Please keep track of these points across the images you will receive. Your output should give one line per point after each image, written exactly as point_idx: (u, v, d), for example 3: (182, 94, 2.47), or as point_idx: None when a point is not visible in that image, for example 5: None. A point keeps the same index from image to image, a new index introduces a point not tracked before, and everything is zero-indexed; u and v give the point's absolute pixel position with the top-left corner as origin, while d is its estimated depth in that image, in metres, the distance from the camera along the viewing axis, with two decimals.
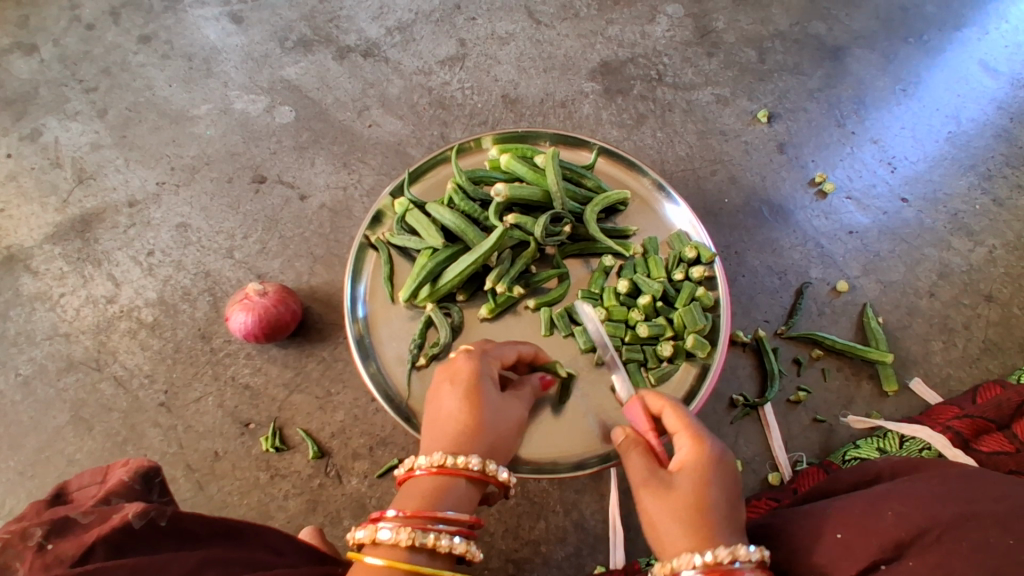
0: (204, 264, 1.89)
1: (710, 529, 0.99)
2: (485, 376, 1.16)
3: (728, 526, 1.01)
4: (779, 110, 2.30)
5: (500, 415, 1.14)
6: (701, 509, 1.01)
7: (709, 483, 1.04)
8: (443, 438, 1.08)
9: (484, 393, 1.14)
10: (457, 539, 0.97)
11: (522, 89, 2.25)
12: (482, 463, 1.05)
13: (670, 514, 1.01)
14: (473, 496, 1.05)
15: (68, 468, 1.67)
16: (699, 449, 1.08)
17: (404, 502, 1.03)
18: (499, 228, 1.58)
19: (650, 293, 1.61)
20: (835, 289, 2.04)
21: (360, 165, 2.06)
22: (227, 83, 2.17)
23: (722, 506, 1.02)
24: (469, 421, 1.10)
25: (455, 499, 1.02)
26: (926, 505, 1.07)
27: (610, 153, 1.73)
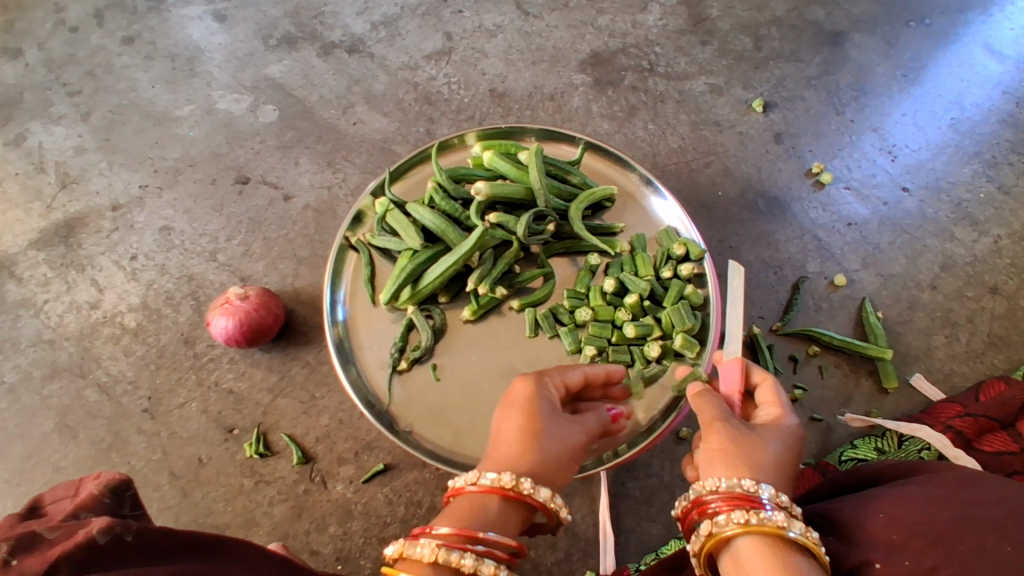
0: (188, 267, 1.87)
1: (764, 472, 0.98)
2: (540, 403, 1.12)
3: (783, 480, 0.99)
4: (775, 99, 2.24)
5: (556, 442, 1.09)
6: (765, 461, 0.99)
7: (776, 441, 1.02)
8: (498, 459, 1.07)
9: (540, 418, 1.10)
10: (492, 562, 0.94)
11: (510, 83, 2.21)
12: (525, 485, 1.01)
13: (732, 451, 0.99)
14: (518, 522, 1.02)
15: (53, 476, 1.67)
16: (779, 416, 1.07)
17: (448, 516, 1.01)
18: (480, 227, 1.54)
19: (637, 292, 1.57)
20: (833, 283, 1.99)
21: (345, 164, 2.02)
22: (211, 83, 2.14)
23: (784, 463, 1.01)
24: (523, 446, 1.08)
25: (499, 523, 1.00)
26: (921, 508, 1.05)
27: (597, 148, 1.69)
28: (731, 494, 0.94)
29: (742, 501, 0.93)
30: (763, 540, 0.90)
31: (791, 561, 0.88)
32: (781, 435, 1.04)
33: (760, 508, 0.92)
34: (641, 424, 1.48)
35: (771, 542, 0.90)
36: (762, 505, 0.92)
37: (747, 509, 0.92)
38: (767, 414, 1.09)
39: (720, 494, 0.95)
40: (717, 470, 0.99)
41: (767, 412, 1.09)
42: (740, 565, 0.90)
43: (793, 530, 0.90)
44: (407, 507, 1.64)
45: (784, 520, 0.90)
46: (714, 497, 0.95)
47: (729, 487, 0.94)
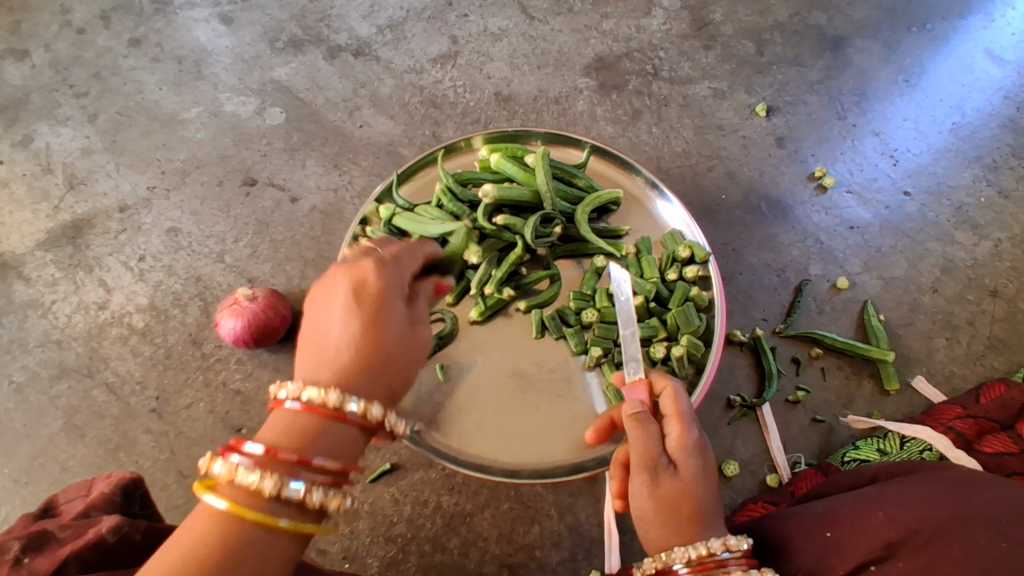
0: (195, 268, 1.88)
1: (699, 522, 1.01)
2: (391, 302, 1.06)
3: (715, 513, 1.03)
4: (777, 103, 2.26)
5: (401, 339, 1.05)
6: (695, 502, 1.01)
7: (698, 476, 1.03)
8: (331, 366, 0.99)
9: (387, 323, 1.04)
10: (328, 492, 0.93)
11: (515, 86, 2.23)
12: (368, 410, 0.98)
13: (661, 511, 1.01)
14: (354, 440, 0.99)
15: (61, 476, 1.67)
16: (684, 437, 1.05)
17: (268, 429, 0.95)
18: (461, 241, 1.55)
19: (643, 294, 1.59)
20: (835, 286, 2.01)
21: (351, 166, 2.04)
22: (218, 86, 2.15)
23: (710, 494, 1.03)
24: (372, 352, 1.02)
25: (331, 446, 0.96)
26: (919, 507, 1.08)
27: (602, 152, 1.70)
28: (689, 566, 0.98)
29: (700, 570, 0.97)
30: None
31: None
32: (695, 462, 1.03)
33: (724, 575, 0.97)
34: None
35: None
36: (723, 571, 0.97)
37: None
38: (670, 434, 1.07)
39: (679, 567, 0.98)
40: (658, 528, 1.02)
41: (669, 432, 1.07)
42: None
43: (729, 550, 0.98)
44: (412, 507, 1.67)
45: (720, 545, 0.98)
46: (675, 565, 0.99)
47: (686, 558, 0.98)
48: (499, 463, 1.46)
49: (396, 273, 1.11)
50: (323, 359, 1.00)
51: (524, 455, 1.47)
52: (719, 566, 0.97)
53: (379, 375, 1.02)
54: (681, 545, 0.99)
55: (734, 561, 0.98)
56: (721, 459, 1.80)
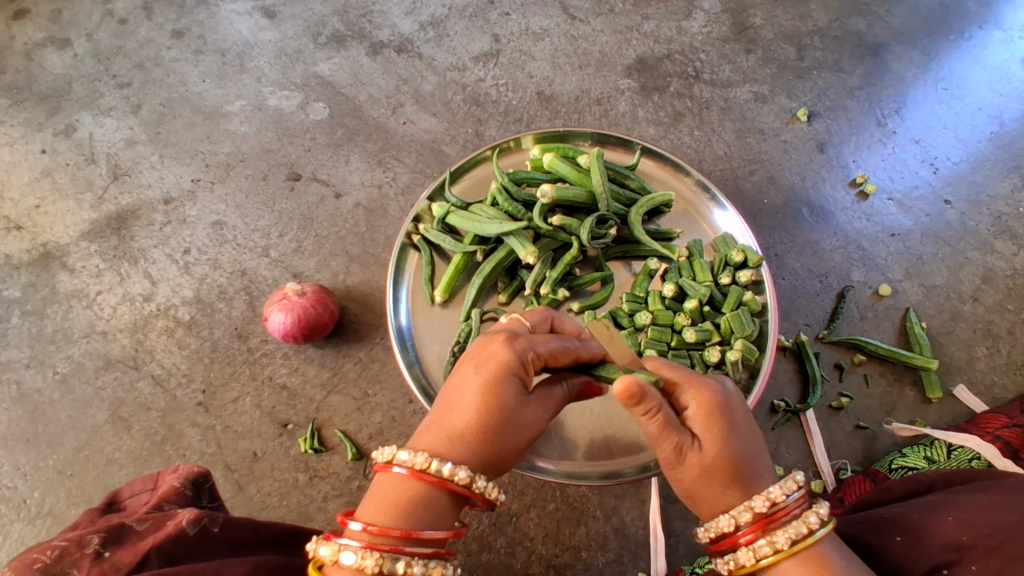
0: (240, 262, 1.87)
1: (739, 484, 0.99)
2: (518, 383, 1.00)
3: (755, 465, 1.00)
4: (818, 108, 2.25)
5: (510, 422, 1.00)
6: (731, 464, 0.98)
7: (726, 434, 0.99)
8: (443, 433, 0.97)
9: (503, 399, 0.98)
10: (431, 562, 0.90)
11: (557, 86, 2.22)
12: (457, 474, 0.93)
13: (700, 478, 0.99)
14: (453, 507, 0.96)
15: (107, 467, 1.67)
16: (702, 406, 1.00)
17: (373, 503, 0.93)
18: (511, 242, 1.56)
19: (697, 297, 1.57)
20: (877, 293, 2.00)
21: (395, 163, 2.03)
22: (261, 79, 2.15)
23: (746, 455, 0.99)
24: (483, 424, 0.97)
25: (436, 514, 0.93)
26: (987, 510, 1.08)
27: (654, 154, 1.70)
28: (753, 523, 0.97)
29: (762, 526, 0.97)
30: (803, 553, 0.95)
31: (821, 552, 0.96)
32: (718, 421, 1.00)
33: (786, 523, 0.96)
34: None
35: (810, 554, 0.95)
36: (784, 520, 0.97)
37: (776, 532, 0.96)
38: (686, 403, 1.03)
39: (739, 528, 0.98)
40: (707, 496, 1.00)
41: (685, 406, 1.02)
42: None
43: (787, 497, 0.97)
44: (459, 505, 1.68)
45: (778, 493, 0.97)
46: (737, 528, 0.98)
47: (749, 514, 0.97)
48: (534, 460, 1.48)
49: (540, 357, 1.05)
50: (435, 425, 0.99)
51: (590, 456, 1.49)
52: (784, 513, 0.97)
53: (485, 449, 0.99)
54: (741, 504, 0.98)
55: (794, 502, 0.98)
56: None
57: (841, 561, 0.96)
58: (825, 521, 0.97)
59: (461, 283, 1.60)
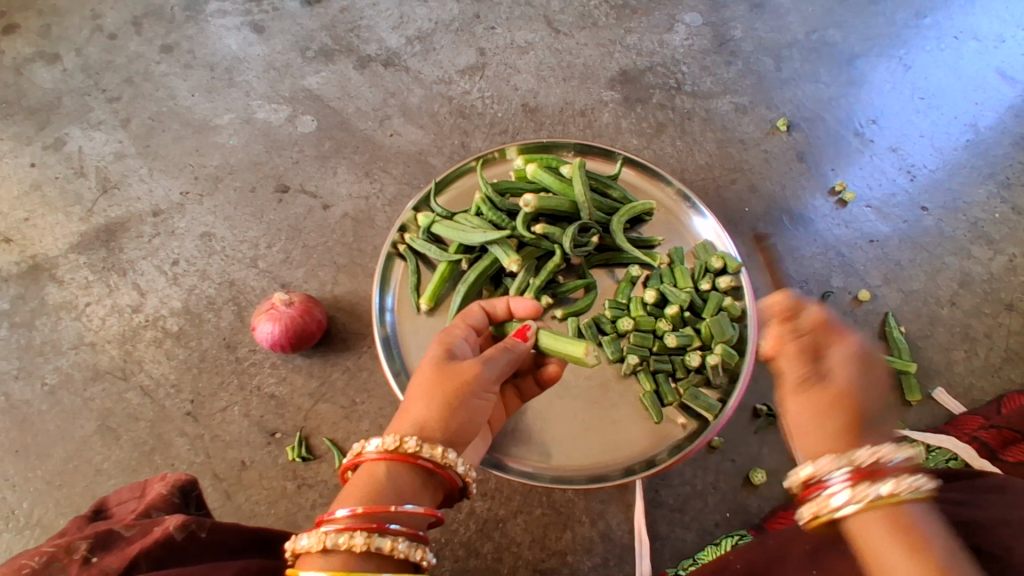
0: (229, 273, 1.89)
1: (870, 425, 0.93)
2: (434, 351, 1.21)
3: (869, 414, 0.93)
4: (798, 118, 2.30)
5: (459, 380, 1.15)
6: (865, 408, 0.93)
7: (868, 380, 0.95)
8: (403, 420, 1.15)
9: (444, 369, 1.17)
10: (373, 534, 0.97)
11: (542, 98, 2.27)
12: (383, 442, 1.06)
13: (817, 413, 0.94)
14: (411, 488, 1.07)
15: (94, 478, 1.65)
16: (777, 349, 0.99)
17: (349, 495, 1.05)
18: (492, 252, 1.60)
19: (678, 303, 1.60)
20: (856, 298, 2.04)
21: (382, 174, 2.08)
22: (250, 93, 2.18)
23: (877, 402, 0.94)
24: (414, 388, 1.16)
25: (404, 492, 1.06)
26: (960, 510, 1.15)
27: (635, 163, 1.74)
28: (845, 475, 0.89)
29: (860, 475, 0.88)
30: (890, 512, 0.86)
31: (918, 522, 0.85)
32: (868, 365, 0.96)
33: (888, 479, 0.87)
34: (681, 431, 1.54)
35: (897, 514, 0.86)
36: (883, 477, 0.87)
37: (861, 484, 0.87)
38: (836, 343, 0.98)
39: (833, 474, 0.90)
40: (817, 432, 0.94)
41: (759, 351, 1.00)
42: (864, 535, 0.87)
43: (891, 458, 0.88)
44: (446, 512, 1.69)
45: (886, 452, 0.89)
46: (827, 476, 0.90)
47: (842, 465, 0.89)
48: (521, 464, 1.51)
49: (461, 341, 1.26)
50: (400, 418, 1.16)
51: (578, 461, 1.52)
52: (885, 473, 0.88)
53: (448, 408, 1.14)
54: (826, 457, 0.91)
55: (896, 460, 0.88)
56: (749, 467, 1.76)
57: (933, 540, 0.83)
58: (920, 490, 0.86)
59: (446, 292, 1.63)
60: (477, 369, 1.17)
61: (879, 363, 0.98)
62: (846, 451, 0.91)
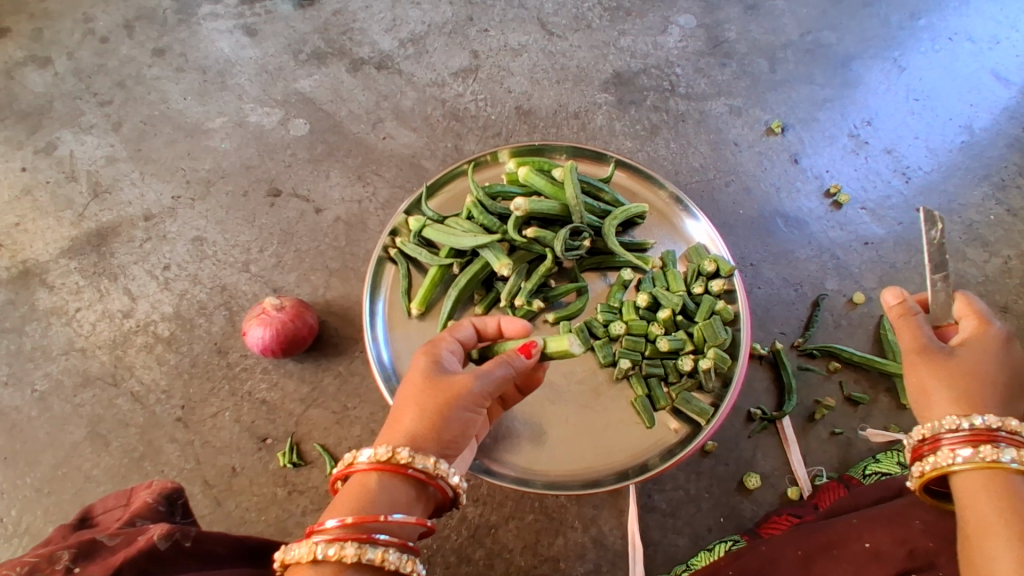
0: (220, 278, 1.89)
1: (984, 390, 0.99)
2: (426, 362, 1.23)
3: (1008, 390, 1.01)
4: (792, 120, 2.29)
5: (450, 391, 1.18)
6: (982, 376, 1.00)
7: (993, 355, 1.01)
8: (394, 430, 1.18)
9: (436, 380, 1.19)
10: (364, 545, 1.00)
11: (535, 100, 2.26)
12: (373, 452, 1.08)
13: (962, 380, 1.00)
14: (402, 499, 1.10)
15: (84, 485, 1.64)
16: (980, 327, 1.04)
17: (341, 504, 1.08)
18: (483, 255, 1.59)
19: (670, 306, 1.59)
20: (851, 301, 2.03)
21: (375, 178, 2.07)
22: (242, 96, 2.18)
23: (997, 376, 1.00)
24: (407, 400, 1.20)
25: (395, 503, 1.09)
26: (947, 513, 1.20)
27: (628, 166, 1.73)
28: (973, 430, 0.96)
29: (977, 439, 0.95)
30: (995, 474, 0.93)
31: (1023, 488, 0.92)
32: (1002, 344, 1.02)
33: (997, 444, 0.94)
34: (673, 436, 1.53)
35: (1000, 479, 0.93)
36: (995, 442, 0.94)
37: (983, 446, 0.94)
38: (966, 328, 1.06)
39: (955, 432, 0.97)
40: (938, 399, 1.01)
41: (963, 326, 1.07)
42: (969, 491, 0.95)
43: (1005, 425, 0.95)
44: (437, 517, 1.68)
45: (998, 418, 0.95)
46: (943, 434, 0.99)
47: (967, 424, 0.97)
48: (513, 470, 1.50)
49: (452, 353, 1.28)
50: (391, 428, 1.19)
51: (571, 467, 1.50)
52: (993, 437, 0.95)
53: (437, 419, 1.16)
54: (951, 414, 0.99)
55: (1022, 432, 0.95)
56: (742, 471, 1.77)
57: None
58: None
59: (437, 296, 1.62)
60: (468, 383, 1.19)
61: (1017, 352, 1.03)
62: (973, 411, 0.98)
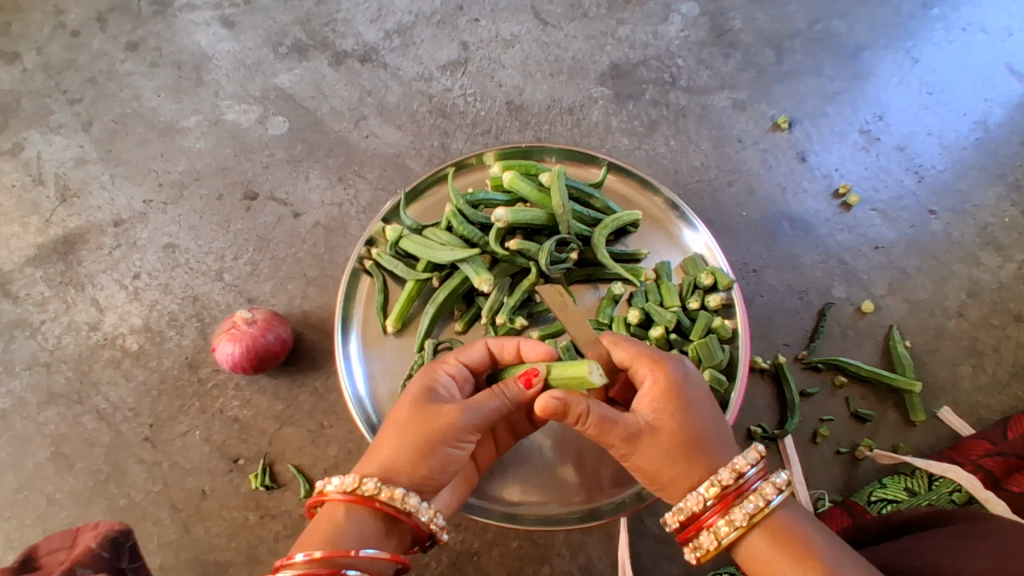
0: (192, 287, 1.79)
1: (710, 448, 1.10)
2: (416, 388, 1.16)
3: (715, 439, 1.11)
4: (799, 115, 2.15)
5: (437, 422, 1.10)
6: (691, 437, 1.09)
7: (681, 410, 1.10)
8: (374, 456, 1.12)
9: (424, 409, 1.12)
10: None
11: (528, 95, 2.14)
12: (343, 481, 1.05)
13: (676, 452, 1.09)
14: (373, 532, 1.07)
15: (46, 509, 1.57)
16: (652, 388, 1.11)
17: (310, 537, 1.05)
18: (464, 267, 1.47)
19: (662, 324, 1.47)
20: (860, 309, 1.91)
21: (356, 179, 1.96)
22: (219, 93, 2.07)
23: (704, 426, 1.11)
24: (390, 427, 1.12)
25: (366, 537, 1.06)
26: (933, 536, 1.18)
27: (621, 170, 1.61)
28: (717, 502, 1.08)
29: (727, 502, 1.07)
30: (764, 523, 1.07)
31: (782, 519, 1.07)
32: (672, 397, 1.11)
33: (749, 495, 1.07)
34: None
35: (768, 524, 1.07)
36: (747, 493, 1.07)
37: (734, 508, 1.07)
38: (644, 380, 1.13)
39: (707, 507, 1.08)
40: (676, 472, 1.10)
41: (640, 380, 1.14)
42: (750, 552, 1.07)
43: (751, 472, 1.08)
44: None
45: (741, 468, 1.08)
46: (702, 510, 1.08)
47: (713, 491, 1.07)
48: (498, 504, 1.39)
49: (448, 378, 1.20)
50: (371, 455, 1.13)
51: (562, 499, 1.40)
52: (746, 490, 1.08)
53: (420, 451, 1.09)
54: (694, 490, 1.09)
55: (754, 475, 1.08)
56: None
57: (800, 526, 1.07)
58: (780, 485, 1.08)
59: (415, 311, 1.52)
60: (457, 415, 1.11)
61: (702, 391, 1.15)
62: (707, 474, 1.09)
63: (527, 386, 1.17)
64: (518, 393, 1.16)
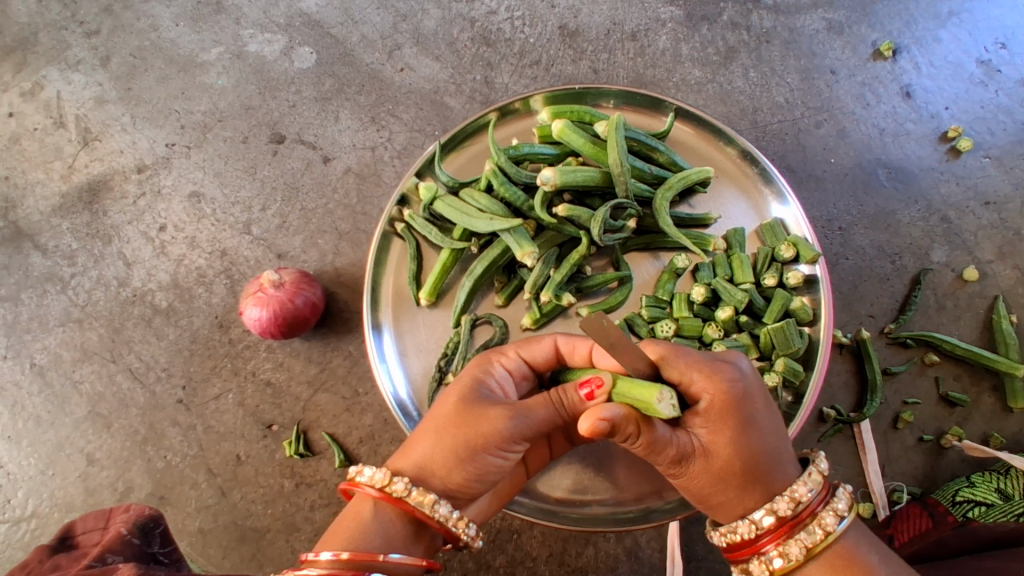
0: (220, 241, 1.69)
1: (775, 473, 0.94)
2: (459, 385, 1.04)
3: (780, 461, 0.94)
4: (908, 39, 1.80)
5: (476, 427, 0.98)
6: (756, 463, 0.93)
7: (746, 431, 0.93)
8: (408, 455, 1.02)
9: (463, 411, 1.00)
10: None
11: (584, 18, 1.85)
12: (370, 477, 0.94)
13: (736, 478, 0.94)
14: (400, 535, 0.97)
15: (88, 468, 1.57)
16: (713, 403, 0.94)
17: (333, 534, 0.96)
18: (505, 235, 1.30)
19: (731, 305, 1.30)
20: (962, 277, 1.65)
21: (390, 119, 1.77)
22: (241, 20, 1.87)
23: (770, 449, 0.94)
24: (426, 426, 1.02)
25: (392, 540, 0.96)
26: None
27: (691, 117, 1.37)
28: (773, 529, 0.93)
29: (785, 529, 0.93)
30: (826, 554, 0.92)
31: (847, 547, 0.92)
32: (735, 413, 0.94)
33: (808, 519, 0.93)
34: None
35: (833, 554, 0.92)
36: (807, 518, 0.93)
37: (791, 536, 0.93)
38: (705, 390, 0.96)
39: (760, 535, 0.94)
40: (731, 498, 0.95)
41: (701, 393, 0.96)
42: None
43: (810, 493, 0.93)
44: None
45: (798, 490, 0.93)
46: (753, 536, 0.94)
47: (766, 517, 0.93)
48: (541, 497, 1.29)
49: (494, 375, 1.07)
50: (405, 452, 1.03)
51: (613, 496, 1.28)
52: (808, 514, 0.93)
53: (456, 458, 0.98)
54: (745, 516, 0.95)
55: (817, 498, 0.93)
56: None
57: (866, 553, 0.92)
58: (843, 509, 0.93)
59: (451, 282, 1.37)
60: (501, 421, 0.97)
61: (770, 405, 0.97)
62: (767, 501, 0.94)
63: (588, 398, 0.99)
64: (575, 403, 0.99)
